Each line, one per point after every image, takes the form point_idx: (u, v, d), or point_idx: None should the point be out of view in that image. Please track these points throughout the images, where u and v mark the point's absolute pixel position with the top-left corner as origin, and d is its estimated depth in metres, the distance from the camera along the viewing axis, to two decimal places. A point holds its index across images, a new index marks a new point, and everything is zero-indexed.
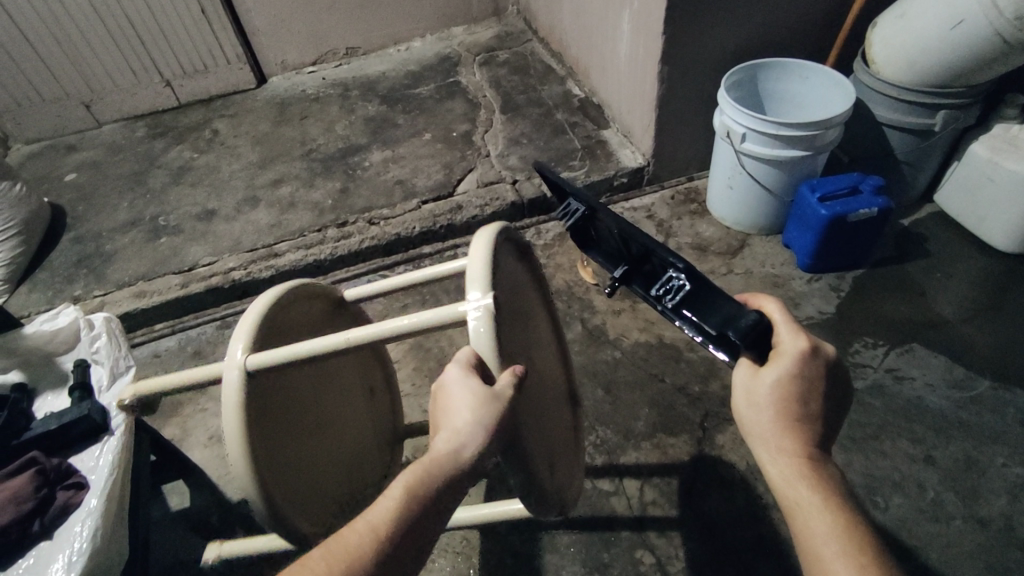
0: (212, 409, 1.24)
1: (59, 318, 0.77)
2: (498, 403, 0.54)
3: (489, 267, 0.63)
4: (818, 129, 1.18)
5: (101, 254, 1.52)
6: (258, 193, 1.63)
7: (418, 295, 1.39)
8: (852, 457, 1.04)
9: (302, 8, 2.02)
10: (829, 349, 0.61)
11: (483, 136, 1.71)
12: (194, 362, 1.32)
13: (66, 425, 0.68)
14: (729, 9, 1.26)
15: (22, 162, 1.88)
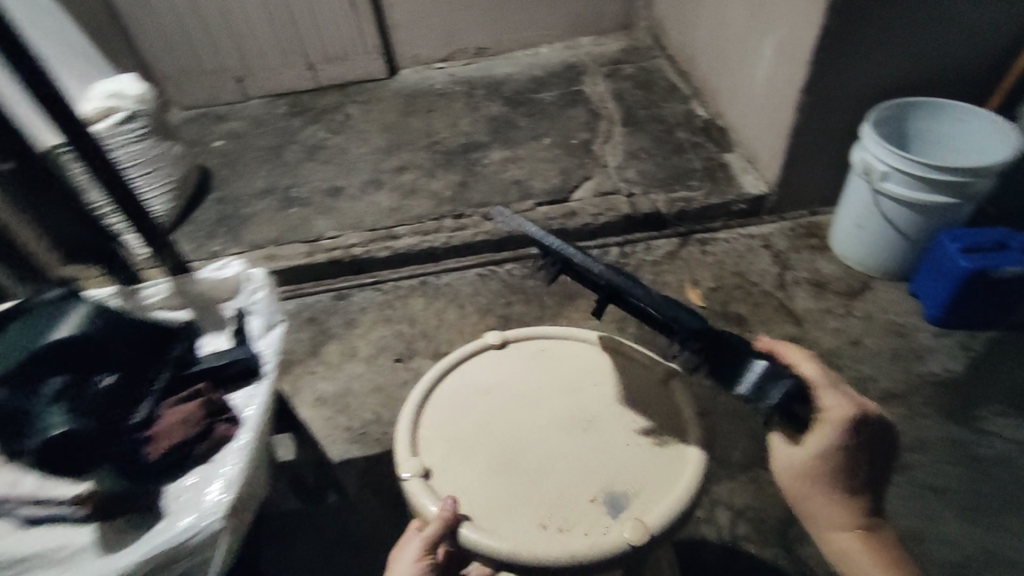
0: (318, 373, 1.30)
1: (226, 269, 0.86)
2: (420, 544, 0.66)
3: (402, 446, 0.77)
4: (972, 176, 1.13)
5: (239, 216, 1.65)
6: (382, 177, 1.73)
7: (523, 293, 1.42)
8: (969, 528, 0.97)
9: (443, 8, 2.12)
10: (874, 408, 0.60)
11: (602, 146, 1.73)
12: (311, 326, 1.41)
13: (227, 365, 0.75)
14: (887, 42, 1.21)
15: (179, 127, 2.08)
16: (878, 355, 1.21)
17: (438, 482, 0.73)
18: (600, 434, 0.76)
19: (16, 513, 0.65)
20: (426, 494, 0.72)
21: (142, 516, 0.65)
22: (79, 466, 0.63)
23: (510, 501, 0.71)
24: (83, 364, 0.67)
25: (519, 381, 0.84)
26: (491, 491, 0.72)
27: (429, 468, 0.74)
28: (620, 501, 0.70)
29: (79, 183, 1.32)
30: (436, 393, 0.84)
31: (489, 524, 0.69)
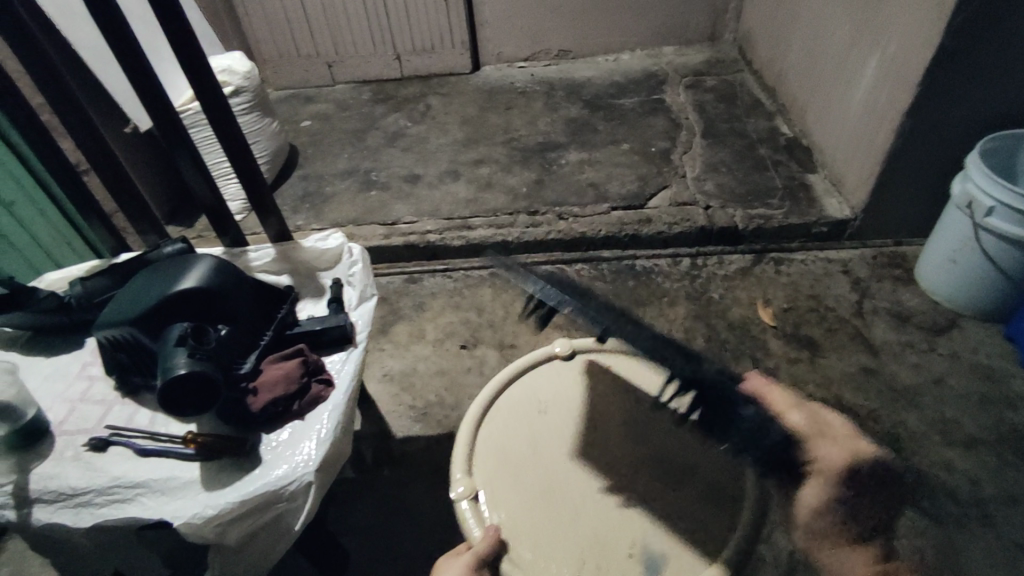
0: (388, 351, 1.34)
1: (329, 240, 0.90)
2: (468, 559, 0.68)
3: (458, 458, 0.78)
4: None
5: (322, 193, 1.72)
6: (460, 168, 1.77)
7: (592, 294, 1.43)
8: None
9: (531, 9, 2.16)
10: (861, 446, 0.69)
11: (681, 156, 1.72)
12: (382, 305, 1.46)
13: (324, 330, 0.80)
14: (1002, 70, 1.17)
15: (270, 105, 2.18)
16: (960, 396, 1.16)
17: (484, 507, 0.74)
18: (651, 480, 0.75)
19: (132, 443, 0.72)
20: (472, 517, 0.73)
21: (243, 462, 0.70)
22: (193, 407, 0.68)
23: (548, 539, 0.71)
24: (205, 314, 0.73)
25: (579, 402, 0.83)
26: (533, 525, 0.72)
27: (479, 490, 0.75)
28: (656, 562, 0.69)
29: (202, 145, 1.44)
30: (499, 404, 0.84)
31: (526, 561, 0.69)
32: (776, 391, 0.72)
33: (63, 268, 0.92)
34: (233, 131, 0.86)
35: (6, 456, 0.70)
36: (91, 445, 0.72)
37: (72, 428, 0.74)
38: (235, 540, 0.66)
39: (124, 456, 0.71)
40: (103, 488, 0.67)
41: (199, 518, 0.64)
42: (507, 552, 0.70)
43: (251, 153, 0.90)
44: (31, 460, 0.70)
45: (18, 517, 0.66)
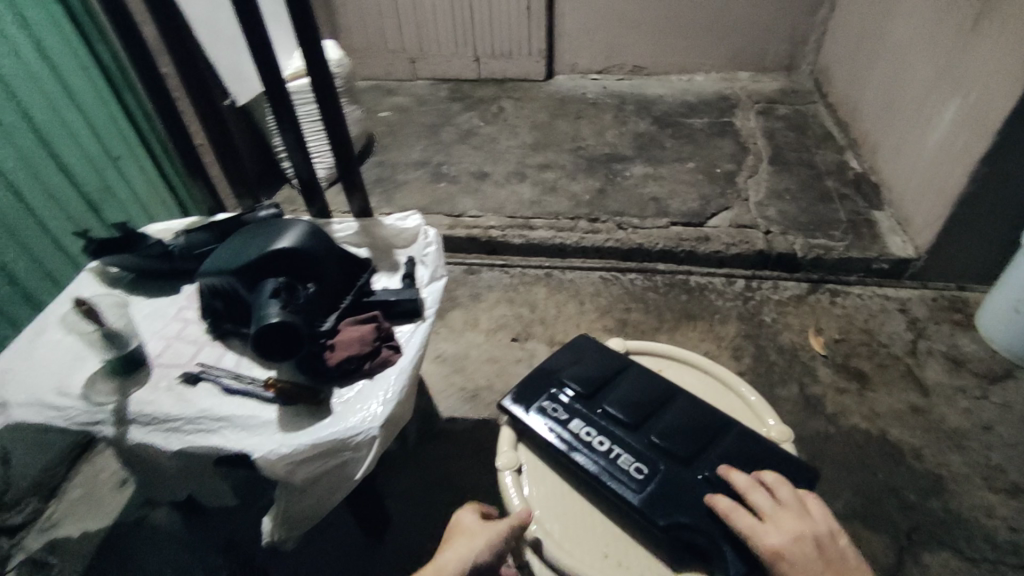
0: (442, 334, 1.41)
1: (408, 222, 0.97)
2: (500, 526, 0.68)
3: (503, 433, 0.79)
4: None
5: (393, 181, 1.81)
6: (526, 170, 1.82)
7: (643, 303, 1.46)
8: None
9: (610, 23, 2.20)
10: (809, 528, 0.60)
11: (746, 180, 1.73)
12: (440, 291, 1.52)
13: (398, 301, 0.86)
14: None
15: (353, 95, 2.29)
16: (1012, 446, 1.14)
17: (526, 479, 0.74)
18: None
19: (219, 381, 0.79)
20: (512, 485, 0.73)
21: (316, 410, 0.76)
22: (277, 354, 0.75)
23: (583, 518, 0.70)
24: (297, 272, 0.80)
25: None
26: (568, 502, 0.72)
27: (522, 462, 0.76)
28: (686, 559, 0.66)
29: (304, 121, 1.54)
30: None
31: (557, 534, 0.69)
32: (733, 476, 0.66)
33: (168, 221, 1.01)
34: (335, 115, 0.94)
35: (111, 379, 0.78)
36: (183, 378, 0.79)
37: (168, 361, 0.82)
38: (305, 477, 0.72)
39: (211, 392, 0.78)
40: (191, 418, 0.75)
41: (275, 454, 0.71)
42: (540, 524, 0.69)
43: (349, 136, 0.98)
44: (131, 385, 0.78)
45: (116, 433, 0.74)
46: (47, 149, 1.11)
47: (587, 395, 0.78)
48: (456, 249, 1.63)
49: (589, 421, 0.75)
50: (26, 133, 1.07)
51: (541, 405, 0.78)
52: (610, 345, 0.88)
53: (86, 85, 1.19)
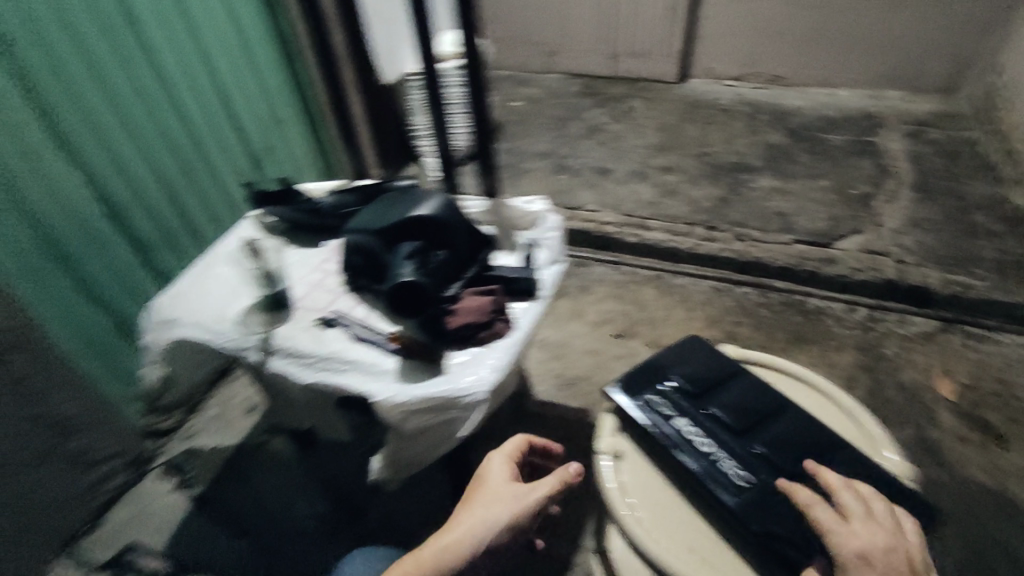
0: (545, 320, 1.44)
1: (534, 206, 1.01)
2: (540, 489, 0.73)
3: (605, 420, 0.81)
4: None
5: (517, 168, 1.87)
6: (648, 171, 1.82)
7: (753, 318, 1.41)
8: None
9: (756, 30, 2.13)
10: (897, 540, 0.58)
11: (883, 205, 1.62)
12: None
13: (517, 279, 0.90)
14: None
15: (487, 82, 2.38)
16: None
17: (621, 465, 0.76)
18: None
19: (350, 329, 0.86)
20: (606, 468, 0.76)
21: (429, 367, 0.81)
22: (407, 309, 0.82)
23: (674, 513, 0.71)
24: (434, 238, 0.87)
25: None
26: (659, 494, 0.73)
27: (620, 448, 0.78)
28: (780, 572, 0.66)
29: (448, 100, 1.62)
30: None
31: (646, 523, 0.70)
32: (828, 473, 0.65)
33: (319, 181, 1.11)
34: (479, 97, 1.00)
35: (263, 313, 0.89)
36: (319, 321, 0.87)
37: (307, 305, 0.90)
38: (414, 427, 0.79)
39: (342, 337, 0.85)
40: (323, 356, 0.83)
41: (392, 401, 0.78)
42: (627, 509, 0.71)
43: (489, 118, 1.03)
44: (275, 321, 0.88)
45: (260, 359, 0.84)
46: (225, 106, 1.26)
47: (693, 394, 0.79)
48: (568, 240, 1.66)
49: (694, 420, 0.76)
50: (210, 89, 1.22)
51: (647, 396, 0.80)
52: (722, 350, 0.87)
53: (264, 53, 1.33)
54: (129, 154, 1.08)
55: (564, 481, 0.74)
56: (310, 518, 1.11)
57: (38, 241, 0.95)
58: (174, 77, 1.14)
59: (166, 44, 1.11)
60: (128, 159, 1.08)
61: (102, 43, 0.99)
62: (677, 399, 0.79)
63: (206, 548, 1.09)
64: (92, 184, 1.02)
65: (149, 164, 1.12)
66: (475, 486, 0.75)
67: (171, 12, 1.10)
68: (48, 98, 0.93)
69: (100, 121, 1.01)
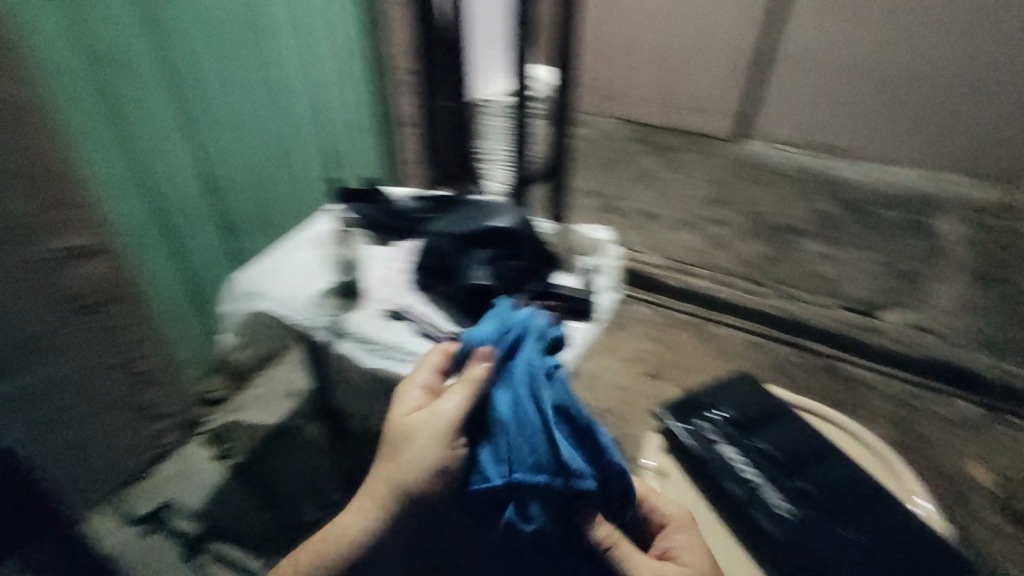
0: (613, 366, 1.42)
1: (597, 234, 1.06)
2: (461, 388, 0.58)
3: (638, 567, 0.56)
4: None
5: (612, 223, 1.78)
6: (725, 238, 1.73)
7: (820, 389, 1.37)
8: None
9: (839, 82, 1.99)
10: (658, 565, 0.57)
11: (933, 286, 1.59)
12: (637, 329, 1.52)
13: (577, 299, 0.93)
14: None
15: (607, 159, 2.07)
16: None
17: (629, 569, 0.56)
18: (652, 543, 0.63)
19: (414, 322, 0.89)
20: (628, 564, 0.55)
21: None
22: (469, 309, 0.88)
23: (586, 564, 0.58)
24: (506, 248, 0.91)
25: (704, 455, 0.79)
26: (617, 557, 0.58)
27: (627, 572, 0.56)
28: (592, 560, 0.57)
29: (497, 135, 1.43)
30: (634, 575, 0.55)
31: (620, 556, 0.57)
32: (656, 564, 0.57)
33: (398, 188, 1.14)
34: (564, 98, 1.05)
35: (335, 297, 0.92)
36: (388, 311, 0.91)
37: (377, 296, 0.94)
38: None
39: (409, 329, 0.89)
40: (389, 345, 0.86)
41: None
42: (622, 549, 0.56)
43: (567, 92, 1.05)
44: (348, 308, 0.91)
45: (331, 339, 0.88)
46: (313, 110, 1.29)
47: (743, 428, 0.83)
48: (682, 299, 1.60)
49: (754, 463, 0.79)
50: (304, 90, 1.25)
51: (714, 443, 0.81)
52: (773, 391, 0.88)
53: (358, 65, 1.34)
54: (237, 141, 1.15)
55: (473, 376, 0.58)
56: (332, 505, 1.16)
57: (155, 208, 1.04)
58: (287, 64, 1.19)
59: (277, 39, 1.15)
60: (235, 150, 1.15)
61: (232, 39, 1.07)
62: (719, 429, 0.83)
63: (232, 514, 1.15)
64: (205, 152, 1.10)
65: (243, 152, 1.17)
66: (385, 453, 0.59)
67: (287, 27, 1.17)
68: (162, 68, 0.97)
69: (219, 107, 1.09)
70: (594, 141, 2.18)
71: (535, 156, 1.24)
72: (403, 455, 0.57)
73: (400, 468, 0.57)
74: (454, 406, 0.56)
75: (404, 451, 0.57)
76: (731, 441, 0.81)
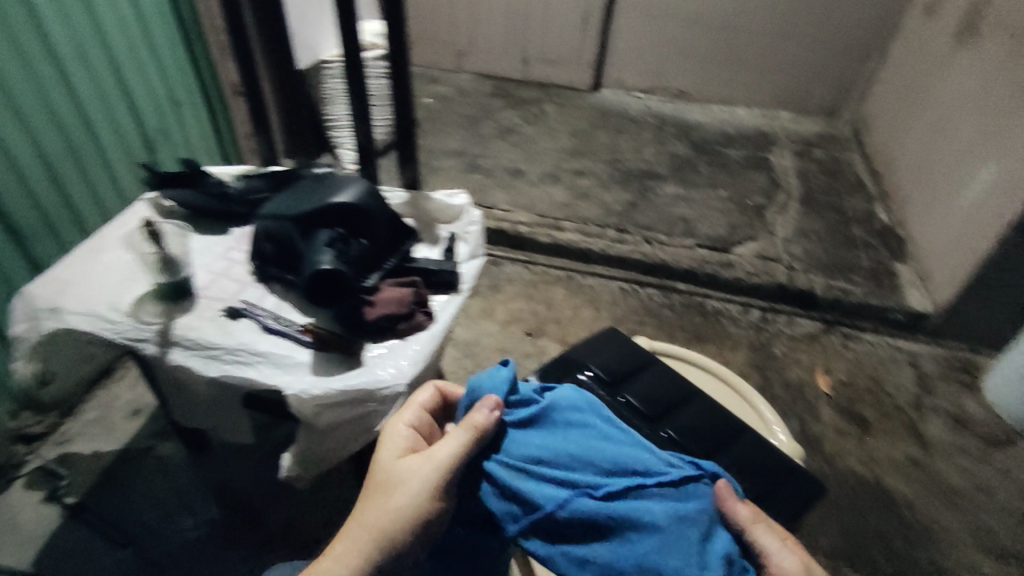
0: (490, 329, 1.40)
1: (454, 199, 0.99)
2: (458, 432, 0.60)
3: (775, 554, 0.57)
4: None
5: (475, 183, 1.73)
6: (587, 188, 1.74)
7: (685, 326, 1.45)
8: None
9: (679, 27, 2.05)
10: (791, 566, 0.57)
11: (775, 215, 1.71)
12: (511, 289, 1.50)
13: (437, 271, 0.88)
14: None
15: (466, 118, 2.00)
16: (1008, 513, 1.14)
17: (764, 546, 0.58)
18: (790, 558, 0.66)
19: (259, 319, 0.80)
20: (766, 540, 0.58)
21: (349, 359, 0.79)
22: (322, 298, 0.80)
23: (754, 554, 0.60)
24: (353, 225, 0.83)
25: None
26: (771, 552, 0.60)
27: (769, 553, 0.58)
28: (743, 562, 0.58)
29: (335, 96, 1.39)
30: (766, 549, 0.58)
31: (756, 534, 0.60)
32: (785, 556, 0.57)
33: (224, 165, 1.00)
34: (404, 54, 0.96)
35: (159, 301, 0.79)
36: (226, 311, 0.80)
37: (213, 295, 0.82)
38: (324, 425, 0.75)
39: (252, 328, 0.79)
40: (231, 348, 0.76)
41: (306, 394, 0.73)
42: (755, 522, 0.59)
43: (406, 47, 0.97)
44: (176, 312, 0.79)
45: (158, 352, 0.75)
46: (113, 71, 1.07)
47: (614, 385, 0.78)
48: (553, 253, 1.59)
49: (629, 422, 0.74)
50: (95, 46, 1.02)
51: None
52: (637, 342, 0.87)
53: (158, 16, 1.13)
54: (22, 133, 0.94)
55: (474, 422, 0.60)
56: (201, 525, 1.05)
57: None
58: (73, 32, 0.98)
59: None
60: (20, 142, 0.94)
61: None
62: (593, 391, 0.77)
63: (77, 562, 1.00)
64: None
65: (28, 137, 0.95)
66: (374, 496, 0.59)
67: None
68: None
69: None
70: (449, 100, 2.09)
71: (379, 126, 1.23)
72: (399, 502, 0.58)
73: (388, 512, 0.58)
74: (455, 448, 0.59)
75: (395, 493, 0.58)
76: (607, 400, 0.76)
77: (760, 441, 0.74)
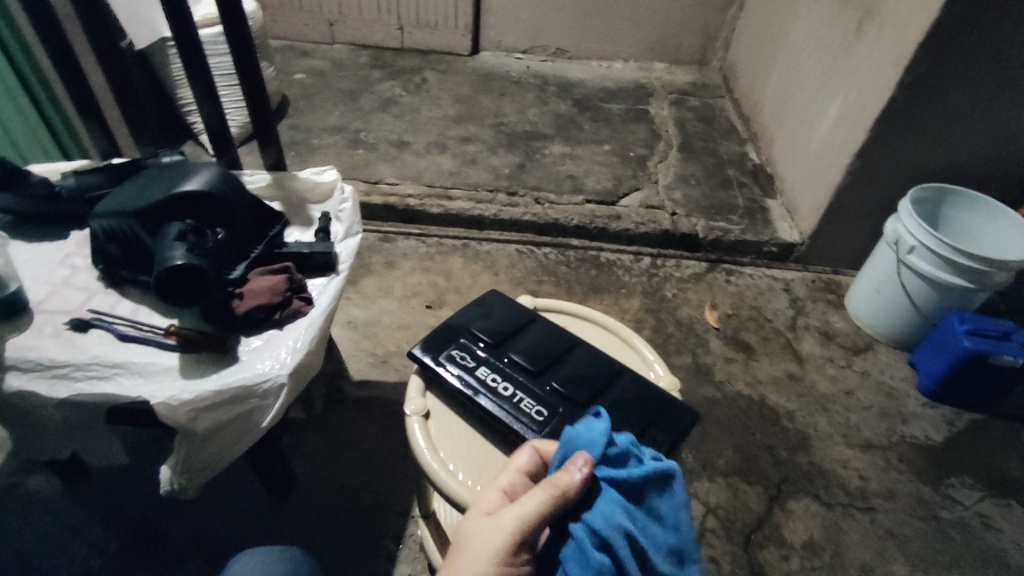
0: (387, 307, 1.37)
1: (323, 175, 0.94)
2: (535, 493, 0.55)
3: None
4: (976, 283, 1.21)
5: (358, 159, 1.66)
6: (474, 154, 1.73)
7: (580, 279, 1.48)
8: (891, 543, 1.07)
9: None
10: None
11: (657, 164, 1.77)
12: (405, 263, 1.47)
13: (310, 254, 0.84)
14: (863, 96, 1.34)
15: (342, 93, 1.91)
16: (866, 408, 1.27)
17: None
18: None
19: (112, 328, 0.73)
20: None
21: (223, 357, 0.74)
22: (182, 300, 0.73)
23: None
24: (207, 216, 0.77)
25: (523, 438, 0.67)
26: None
27: None
28: None
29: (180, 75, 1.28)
30: None
31: None
32: None
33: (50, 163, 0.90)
34: (243, 25, 0.89)
35: None
36: (72, 324, 0.73)
37: (53, 308, 0.74)
38: (202, 429, 0.70)
39: (104, 339, 0.72)
40: (81, 363, 0.69)
41: (175, 400, 0.67)
42: None
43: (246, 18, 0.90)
44: (8, 331, 0.70)
45: None
46: None
47: (500, 347, 0.79)
48: (446, 223, 1.57)
49: (518, 383, 0.75)
50: None
51: (474, 369, 0.76)
52: (521, 302, 0.88)
53: None
54: None
55: (555, 483, 0.55)
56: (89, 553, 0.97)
57: None
58: None
59: None
60: None
61: None
62: (478, 354, 0.77)
63: None
64: None
65: None
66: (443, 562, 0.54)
67: None
68: None
69: None
70: (323, 74, 1.99)
71: None
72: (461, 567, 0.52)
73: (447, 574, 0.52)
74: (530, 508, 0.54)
75: (460, 554, 0.53)
76: (495, 362, 0.77)
77: (641, 381, 0.77)
